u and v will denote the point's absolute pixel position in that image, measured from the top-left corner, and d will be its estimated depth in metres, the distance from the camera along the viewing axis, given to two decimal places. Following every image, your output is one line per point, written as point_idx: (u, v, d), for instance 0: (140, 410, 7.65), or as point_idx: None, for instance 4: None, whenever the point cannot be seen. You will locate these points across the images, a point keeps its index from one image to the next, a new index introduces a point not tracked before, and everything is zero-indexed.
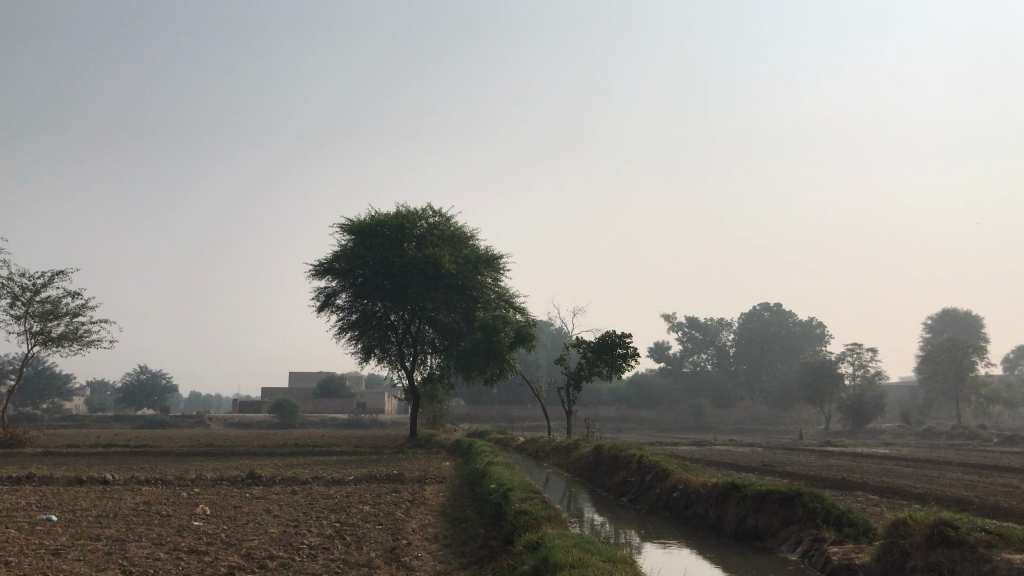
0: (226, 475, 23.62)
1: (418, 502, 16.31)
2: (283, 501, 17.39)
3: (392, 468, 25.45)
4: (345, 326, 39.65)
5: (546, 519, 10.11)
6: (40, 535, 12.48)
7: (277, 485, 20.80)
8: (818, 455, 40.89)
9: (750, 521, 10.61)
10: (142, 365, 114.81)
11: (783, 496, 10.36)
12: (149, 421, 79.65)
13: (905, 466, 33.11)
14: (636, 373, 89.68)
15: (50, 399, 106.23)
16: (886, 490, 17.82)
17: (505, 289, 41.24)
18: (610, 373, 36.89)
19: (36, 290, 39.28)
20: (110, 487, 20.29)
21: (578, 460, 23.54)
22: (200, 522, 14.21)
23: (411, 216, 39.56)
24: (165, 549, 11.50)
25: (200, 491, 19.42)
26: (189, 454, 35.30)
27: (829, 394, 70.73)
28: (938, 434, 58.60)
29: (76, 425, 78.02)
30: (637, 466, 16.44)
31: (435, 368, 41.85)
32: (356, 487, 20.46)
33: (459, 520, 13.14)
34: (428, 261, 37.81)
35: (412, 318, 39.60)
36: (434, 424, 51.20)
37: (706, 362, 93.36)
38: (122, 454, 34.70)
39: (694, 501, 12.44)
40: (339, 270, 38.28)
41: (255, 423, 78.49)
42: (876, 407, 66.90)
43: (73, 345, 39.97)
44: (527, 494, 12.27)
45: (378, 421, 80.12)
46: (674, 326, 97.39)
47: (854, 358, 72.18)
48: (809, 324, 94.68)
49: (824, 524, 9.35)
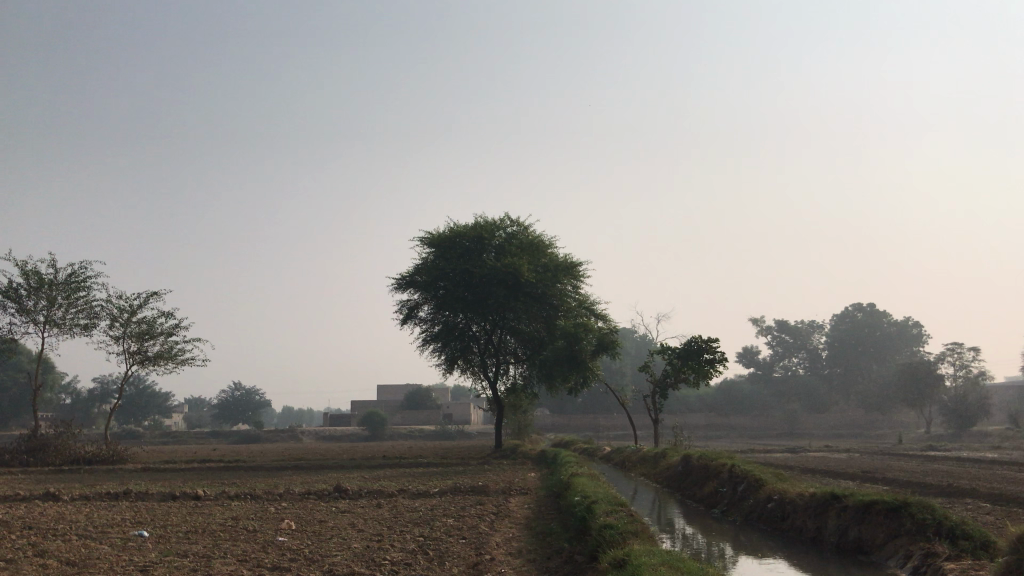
0: (314, 488, 23.84)
1: (502, 515, 15.98)
2: (368, 514, 17.33)
3: (478, 480, 25.27)
4: (428, 338, 39.87)
5: (632, 534, 9.64)
6: (130, 551, 12.63)
7: (363, 498, 20.80)
8: (920, 461, 39.02)
9: (853, 534, 9.91)
10: (236, 382, 118.17)
11: (889, 506, 9.61)
12: (244, 436, 81.82)
13: (1016, 471, 31.27)
14: (724, 379, 87.73)
15: (151, 417, 110.31)
16: (997, 498, 16.67)
17: (587, 296, 40.79)
18: (698, 378, 35.97)
19: (133, 311, 40.70)
20: (202, 503, 20.64)
21: (667, 470, 22.86)
22: (285, 537, 14.21)
23: (489, 226, 39.52)
24: (248, 565, 11.46)
25: (288, 506, 19.57)
26: (280, 468, 35.89)
27: (930, 397, 67.66)
28: None
29: (175, 441, 80.75)
30: (728, 476, 15.77)
31: (519, 378, 41.64)
32: (440, 499, 20.30)
33: (544, 534, 12.74)
34: (507, 270, 37.63)
35: (493, 329, 39.46)
36: (519, 434, 50.93)
37: (797, 366, 90.65)
38: (216, 469, 35.53)
39: (792, 511, 11.75)
40: (420, 283, 38.52)
41: (345, 435, 79.80)
42: (981, 409, 63.68)
43: (169, 363, 41.22)
44: (612, 507, 11.84)
45: (465, 432, 80.44)
46: (763, 330, 95.08)
47: (954, 358, 68.98)
48: (906, 325, 90.84)
49: (937, 537, 8.61)
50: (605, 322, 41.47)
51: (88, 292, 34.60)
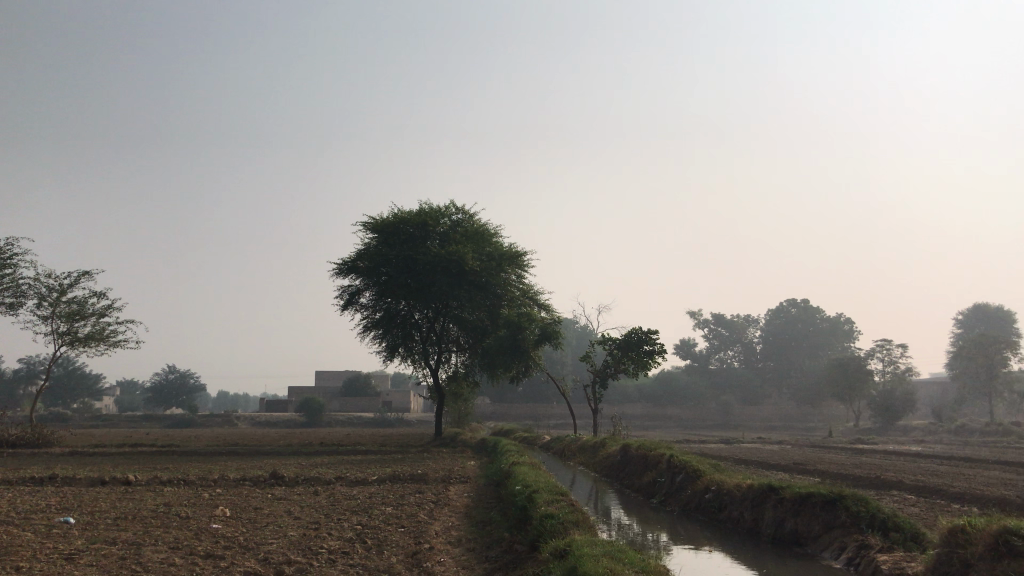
0: (249, 475, 23.40)
1: (441, 504, 15.89)
2: (305, 502, 17.07)
3: (416, 468, 25.12)
4: (369, 325, 39.46)
5: (573, 524, 9.66)
6: (56, 538, 12.20)
7: (300, 486, 20.49)
8: (849, 453, 40.12)
9: (789, 525, 10.07)
10: (170, 365, 115.63)
11: (825, 499, 9.79)
12: (177, 420, 80.09)
13: (940, 464, 32.37)
14: (662, 370, 88.94)
15: (80, 399, 107.31)
16: (924, 490, 17.18)
17: (530, 286, 40.87)
18: (637, 369, 36.29)
19: (63, 290, 39.41)
20: (132, 489, 20.08)
21: (606, 459, 23.05)
22: (219, 525, 13.89)
23: (434, 213, 39.24)
24: (180, 553, 11.17)
25: (221, 492, 19.16)
26: (214, 454, 35.20)
27: (859, 391, 69.60)
28: (972, 431, 57.39)
29: (105, 424, 78.64)
30: (667, 467, 15.93)
31: (460, 366, 41.54)
32: (378, 487, 20.11)
33: (484, 523, 12.70)
34: (451, 258, 37.44)
35: (436, 317, 39.25)
36: (459, 422, 50.85)
37: (733, 359, 92.50)
38: (149, 454, 34.67)
39: (729, 503, 11.92)
40: (362, 269, 38.06)
41: (282, 421, 78.66)
42: (907, 404, 65.73)
43: (99, 345, 40.06)
44: (553, 496, 11.85)
45: (404, 420, 80.00)
46: (700, 323, 96.66)
47: (883, 353, 71.06)
48: (838, 320, 93.21)
49: (870, 529, 8.81)
50: (548, 312, 41.62)
51: (15, 270, 33.35)
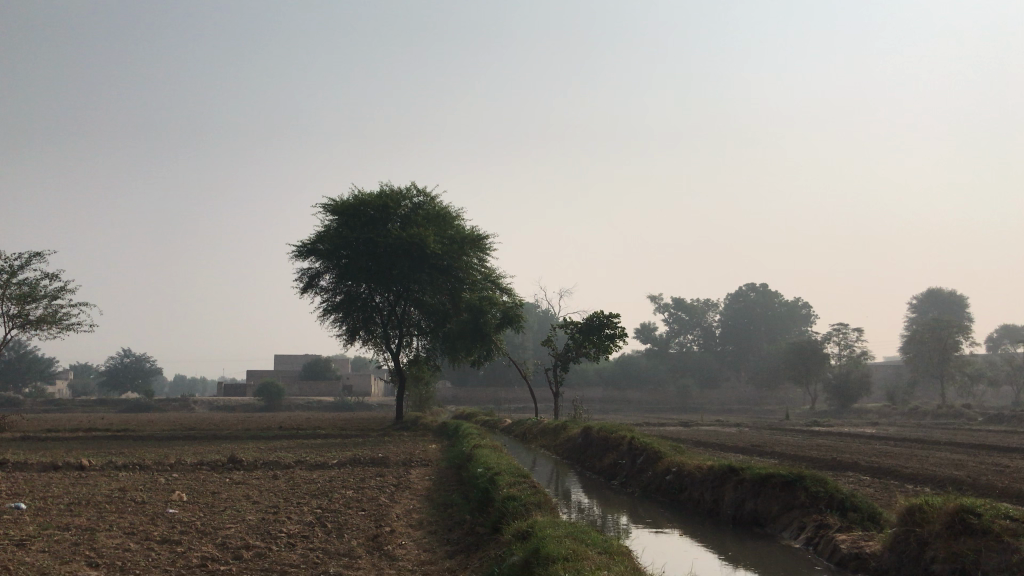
0: (207, 459, 23.09)
1: (403, 487, 15.82)
2: (264, 486, 16.88)
3: (377, 451, 25.02)
4: (329, 308, 39.06)
5: (535, 506, 9.63)
6: (6, 525, 11.89)
7: (259, 469, 20.26)
8: (805, 435, 40.75)
9: (749, 506, 10.17)
10: (126, 348, 113.78)
11: (784, 480, 9.90)
12: (133, 405, 78.92)
13: (893, 445, 33.05)
14: (622, 354, 89.58)
15: (32, 383, 105.18)
16: (878, 471, 17.49)
17: (492, 270, 40.79)
18: (598, 353, 36.44)
19: (14, 272, 38.44)
20: (86, 474, 19.68)
21: (567, 442, 23.14)
22: (176, 509, 13.66)
23: (395, 195, 38.88)
24: (136, 539, 10.95)
25: (179, 477, 18.88)
26: (171, 438, 34.69)
27: (815, 374, 70.76)
28: (924, 413, 58.68)
29: (59, 408, 77.27)
30: (628, 448, 16.02)
31: (421, 350, 41.34)
32: (339, 471, 19.95)
33: (445, 506, 12.65)
34: (412, 241, 37.17)
35: (397, 300, 38.97)
36: (421, 406, 50.73)
37: (692, 343, 93.37)
38: (104, 439, 34.07)
39: (689, 484, 12.01)
40: (322, 252, 37.62)
41: (241, 406, 77.89)
42: (861, 388, 66.96)
43: (52, 328, 39.17)
44: (515, 478, 11.82)
45: (364, 404, 79.71)
46: (661, 307, 97.44)
47: (839, 337, 72.21)
48: (795, 305, 94.61)
49: (829, 509, 8.91)
50: (509, 296, 41.61)
51: None
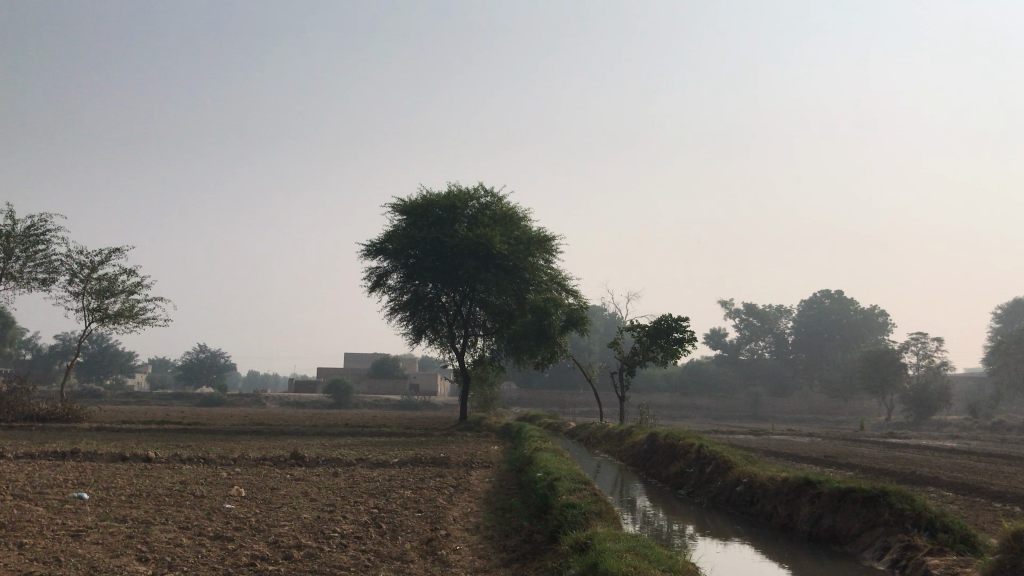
0: (270, 454, 23.18)
1: (462, 488, 15.49)
2: (323, 483, 16.69)
3: (439, 451, 24.79)
4: (396, 307, 39.12)
5: (595, 515, 9.11)
6: (65, 514, 11.92)
7: (320, 467, 20.20)
8: (882, 447, 39.21)
9: (827, 522, 9.48)
10: (201, 344, 116.71)
11: (866, 495, 9.17)
12: (206, 399, 80.73)
13: (976, 461, 31.50)
14: (691, 359, 88.05)
15: (113, 376, 108.69)
16: (960, 488, 16.46)
17: (558, 272, 40.36)
18: (666, 357, 35.62)
19: (94, 267, 39.53)
20: (152, 465, 19.91)
21: (632, 448, 22.53)
22: (233, 505, 13.57)
23: (463, 195, 38.72)
24: (189, 533, 10.82)
25: (240, 471, 18.91)
26: (240, 432, 35.18)
27: (892, 384, 68.25)
28: (1008, 428, 55.99)
29: (137, 401, 79.55)
30: (696, 457, 15.33)
31: (486, 350, 41.09)
32: (400, 470, 19.73)
33: (503, 511, 12.23)
34: (479, 242, 36.92)
35: (463, 301, 38.77)
36: (485, 407, 50.61)
37: (763, 350, 91.16)
38: (175, 432, 34.71)
39: (761, 496, 11.35)
40: (390, 251, 37.63)
41: (310, 402, 79.02)
42: (941, 399, 64.28)
43: (129, 322, 40.13)
44: (576, 485, 11.31)
45: (430, 403, 80.01)
46: (731, 312, 95.50)
47: (918, 347, 69.49)
48: (872, 313, 91.51)
49: (916, 529, 8.20)
50: (575, 299, 41.03)
51: (46, 245, 33.43)
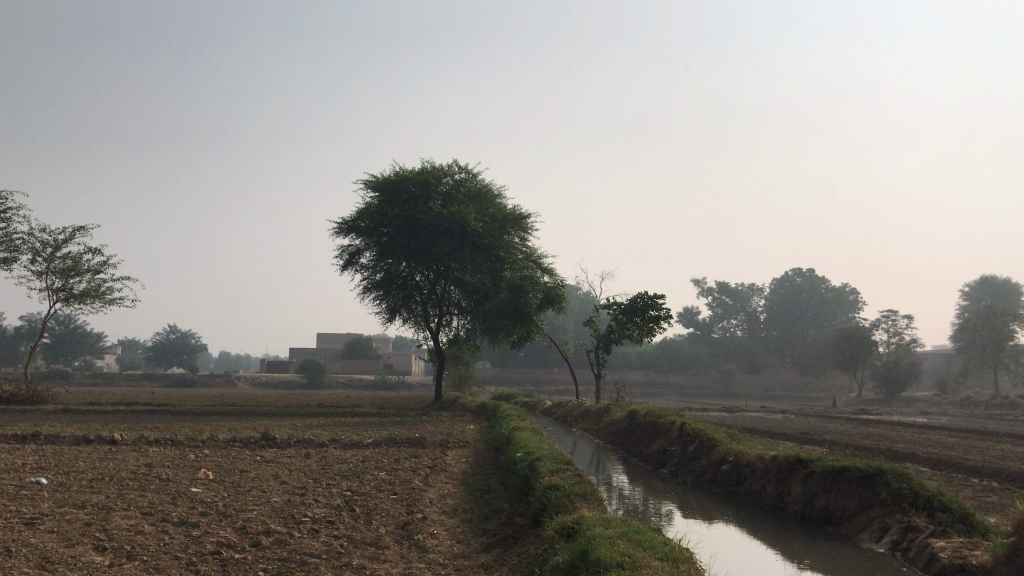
0: (240, 436, 22.60)
1: (438, 469, 15.07)
2: (295, 465, 16.19)
3: (414, 431, 24.38)
4: (369, 286, 38.47)
5: (579, 497, 8.73)
6: (20, 501, 11.33)
7: (292, 448, 19.67)
8: (855, 423, 39.28)
9: (820, 502, 9.17)
10: (171, 325, 115.25)
11: (861, 474, 8.84)
12: (176, 380, 79.61)
13: (948, 436, 31.61)
14: (665, 338, 88.20)
15: (82, 357, 106.98)
16: (938, 464, 16.32)
17: (534, 249, 39.98)
18: (641, 336, 35.33)
19: (58, 245, 38.48)
20: (116, 448, 19.26)
21: (610, 427, 22.24)
22: (199, 489, 13.03)
23: (436, 171, 38.05)
24: (151, 520, 10.28)
25: (209, 453, 18.34)
26: (211, 414, 34.51)
27: (863, 361, 68.66)
28: (977, 404, 56.55)
29: (105, 382, 78.35)
30: (678, 435, 15.00)
31: (461, 329, 40.65)
32: (374, 450, 19.28)
33: (482, 492, 11.83)
34: (454, 219, 36.34)
35: (437, 279, 38.24)
36: (460, 385, 50.25)
37: (736, 328, 91.42)
38: (145, 413, 33.94)
39: (749, 475, 11.04)
40: (362, 229, 36.92)
41: (282, 383, 78.23)
42: (910, 376, 64.84)
43: (95, 302, 39.18)
44: (558, 465, 10.92)
45: (404, 383, 79.51)
46: (704, 291, 95.63)
47: (888, 325, 69.91)
48: (843, 291, 91.97)
49: (914, 509, 7.89)
50: (551, 277, 40.69)
51: (7, 223, 32.41)
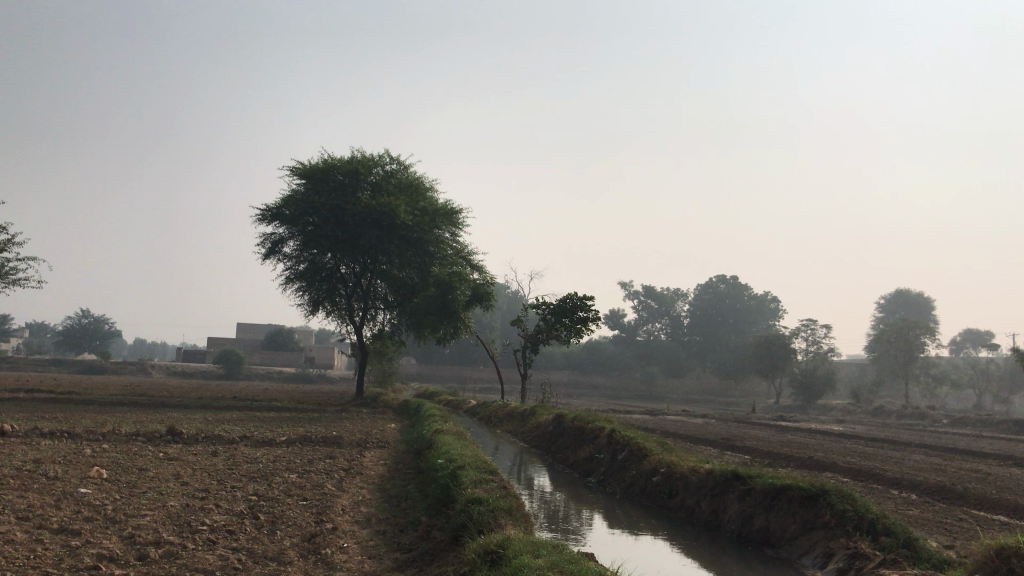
0: (145, 429, 21.23)
1: (354, 472, 14.21)
2: (200, 464, 15.09)
3: (332, 429, 23.44)
4: (292, 277, 37.05)
5: (505, 513, 8.07)
6: None
7: (199, 445, 18.51)
8: (775, 430, 39.62)
9: (759, 522, 8.75)
10: (84, 308, 110.57)
11: (804, 493, 8.46)
12: (86, 366, 76.25)
13: (865, 446, 32.03)
14: (591, 339, 88.41)
15: None
16: (860, 474, 16.22)
17: (464, 245, 39.28)
18: (569, 336, 34.96)
19: None
20: (6, 440, 17.82)
21: (536, 430, 21.64)
22: (89, 489, 11.89)
23: (366, 161, 36.98)
24: (26, 527, 9.19)
25: (107, 449, 17.07)
26: (119, 404, 32.74)
27: (782, 368, 69.80)
28: (888, 413, 58.02)
29: (10, 367, 74.60)
30: (607, 442, 14.49)
31: (387, 324, 39.65)
32: (287, 449, 18.28)
33: (399, 500, 11.06)
34: (382, 211, 35.31)
35: (363, 272, 37.13)
36: (383, 381, 49.16)
37: (659, 332, 92.25)
38: (48, 401, 31.99)
39: (682, 489, 10.57)
40: (287, 217, 35.52)
41: (200, 373, 75.71)
42: (826, 383, 66.14)
43: None
44: (481, 475, 10.23)
45: (327, 377, 77.88)
46: (631, 294, 96.30)
47: (807, 333, 71.27)
48: (764, 300, 93.79)
49: (858, 533, 7.52)
50: (480, 274, 40.02)
51: None
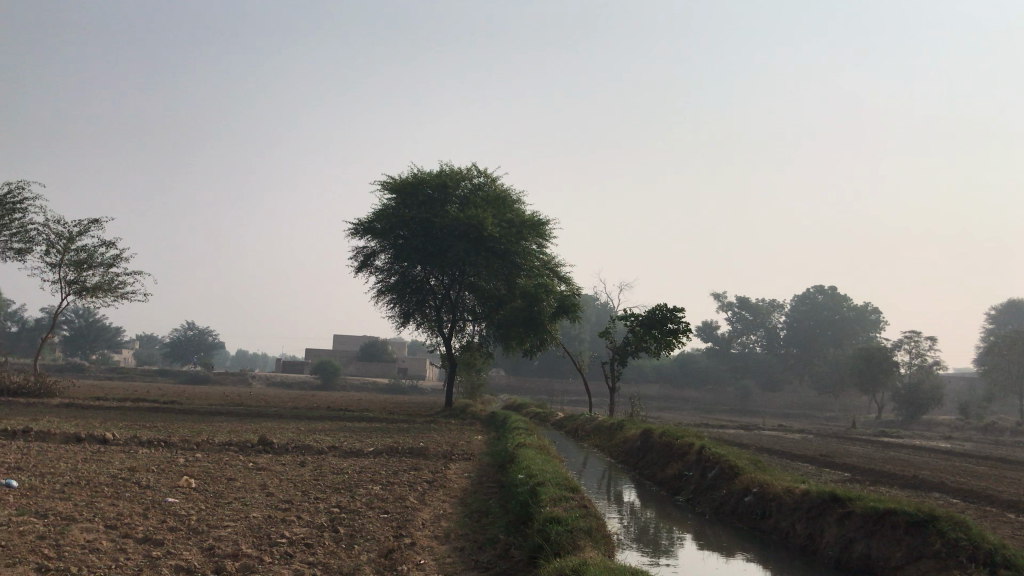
0: (237, 439, 21.59)
1: (437, 485, 14.03)
2: (286, 475, 15.18)
3: (419, 440, 23.44)
4: (382, 289, 37.48)
5: (586, 534, 7.69)
6: None
7: (287, 455, 18.68)
8: (876, 446, 37.91)
9: (860, 549, 8.14)
10: (190, 321, 115.03)
11: (910, 519, 7.83)
12: (189, 377, 78.88)
13: (975, 464, 30.23)
14: (683, 352, 86.70)
15: (99, 349, 106.36)
16: (970, 495, 15.17)
17: (551, 257, 39.00)
18: (658, 348, 34.22)
19: (71, 237, 37.86)
20: (106, 448, 18.35)
21: (623, 445, 21.14)
22: (177, 499, 12.05)
23: (455, 175, 37.16)
24: (111, 536, 9.31)
25: (199, 458, 17.40)
26: (216, 413, 33.64)
27: (884, 382, 66.78)
28: (1001, 430, 54.82)
29: (119, 377, 77.85)
30: (696, 459, 13.92)
31: (475, 336, 39.70)
32: (373, 460, 18.28)
33: (480, 515, 10.82)
34: (470, 224, 35.35)
35: (452, 284, 37.28)
36: (471, 394, 49.25)
37: (755, 344, 89.89)
38: (152, 410, 33.12)
39: (776, 510, 9.98)
40: (377, 231, 35.96)
41: (296, 383, 77.42)
42: (933, 398, 62.83)
43: (107, 296, 38.48)
44: (561, 492, 9.86)
45: (418, 388, 78.47)
46: (725, 305, 94.14)
47: (911, 345, 68.09)
48: (865, 310, 90.08)
49: (972, 565, 6.86)
50: (567, 286, 39.64)
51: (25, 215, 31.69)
